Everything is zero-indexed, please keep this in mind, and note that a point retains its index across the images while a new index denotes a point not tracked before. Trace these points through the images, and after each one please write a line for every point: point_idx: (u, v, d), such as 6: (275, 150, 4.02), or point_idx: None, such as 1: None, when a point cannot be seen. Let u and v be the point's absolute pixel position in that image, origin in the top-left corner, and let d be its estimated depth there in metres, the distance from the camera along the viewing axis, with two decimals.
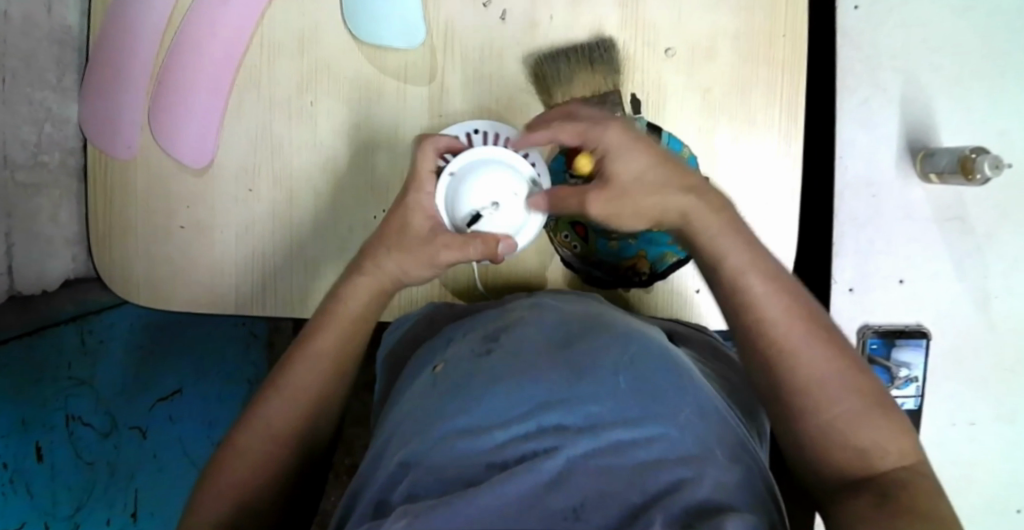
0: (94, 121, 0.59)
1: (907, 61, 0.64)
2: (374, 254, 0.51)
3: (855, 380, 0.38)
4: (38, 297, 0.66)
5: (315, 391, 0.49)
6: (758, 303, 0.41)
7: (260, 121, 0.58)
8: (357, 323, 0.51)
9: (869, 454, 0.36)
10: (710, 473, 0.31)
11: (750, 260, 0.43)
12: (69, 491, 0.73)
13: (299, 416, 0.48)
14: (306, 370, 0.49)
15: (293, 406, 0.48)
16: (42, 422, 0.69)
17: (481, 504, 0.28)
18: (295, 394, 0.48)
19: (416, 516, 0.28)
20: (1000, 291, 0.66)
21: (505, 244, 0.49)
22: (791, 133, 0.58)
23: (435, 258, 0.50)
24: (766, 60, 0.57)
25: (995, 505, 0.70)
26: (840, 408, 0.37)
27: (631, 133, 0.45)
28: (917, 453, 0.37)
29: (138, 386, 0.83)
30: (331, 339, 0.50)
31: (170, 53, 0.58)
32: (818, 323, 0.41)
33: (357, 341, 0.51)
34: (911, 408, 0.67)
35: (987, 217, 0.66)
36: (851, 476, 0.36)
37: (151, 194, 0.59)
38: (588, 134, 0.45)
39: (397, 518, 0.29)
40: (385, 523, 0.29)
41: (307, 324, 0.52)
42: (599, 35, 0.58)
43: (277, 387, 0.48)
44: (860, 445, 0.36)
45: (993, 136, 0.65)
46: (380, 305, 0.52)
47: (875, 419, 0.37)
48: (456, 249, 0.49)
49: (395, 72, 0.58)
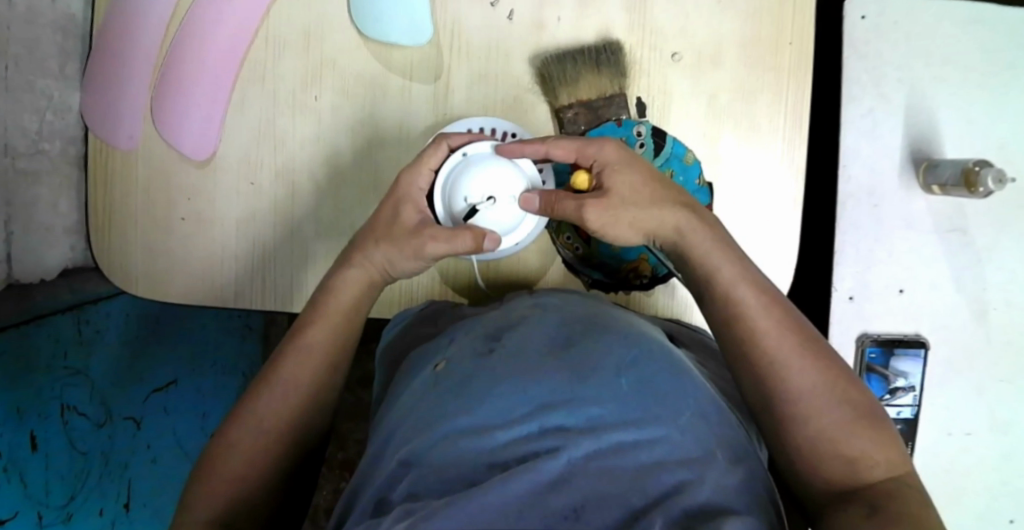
0: (96, 111, 0.58)
1: (912, 71, 0.64)
2: (365, 247, 0.51)
3: (839, 389, 0.39)
4: (35, 285, 0.66)
5: (307, 383, 0.48)
6: (749, 316, 0.42)
7: (263, 115, 0.58)
8: (349, 313, 0.51)
9: (858, 465, 0.37)
10: (712, 476, 0.32)
11: (747, 276, 0.44)
12: (61, 481, 0.71)
13: (290, 408, 0.47)
14: (297, 362, 0.49)
15: (286, 401, 0.47)
16: (37, 411, 0.68)
17: (484, 504, 0.28)
18: (288, 389, 0.48)
19: (419, 515, 0.28)
20: (998, 303, 0.67)
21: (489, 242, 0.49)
22: (795, 140, 0.58)
23: (421, 248, 0.49)
24: (773, 67, 0.57)
25: (986, 515, 0.70)
26: (827, 420, 0.38)
27: (623, 151, 0.48)
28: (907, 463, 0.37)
29: (131, 377, 0.82)
30: (324, 333, 0.50)
31: (174, 44, 0.57)
32: (804, 334, 0.41)
33: (349, 335, 0.51)
34: (909, 416, 0.67)
35: (987, 230, 0.66)
36: (840, 488, 0.37)
37: (151, 185, 0.58)
38: (585, 151, 0.48)
39: (399, 518, 0.29)
40: (386, 522, 0.30)
41: (299, 317, 0.51)
42: (606, 37, 0.58)
43: (269, 382, 0.48)
44: (848, 454, 0.37)
45: (995, 149, 0.65)
46: (367, 299, 0.52)
47: (863, 430, 0.37)
48: (442, 239, 0.48)
49: (400, 69, 0.58)
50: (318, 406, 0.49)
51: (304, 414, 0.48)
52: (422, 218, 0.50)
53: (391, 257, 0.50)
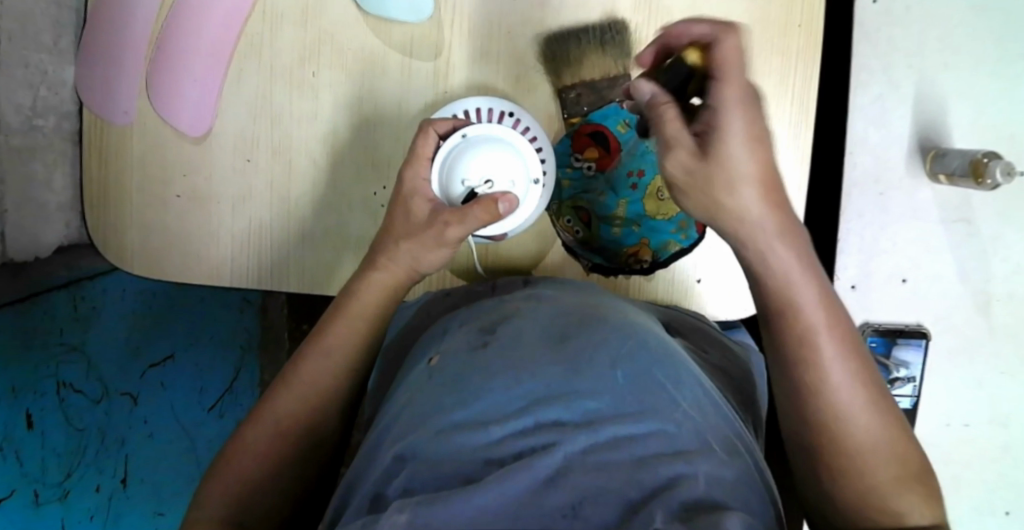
0: (91, 87, 0.57)
1: (922, 59, 0.63)
2: (385, 247, 0.52)
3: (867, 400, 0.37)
4: (31, 264, 0.66)
5: (328, 383, 0.48)
6: (781, 305, 0.39)
7: (260, 91, 0.57)
8: (373, 316, 0.51)
9: (868, 478, 0.36)
10: (708, 470, 0.31)
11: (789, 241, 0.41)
12: (58, 458, 0.72)
13: (309, 407, 0.47)
14: (319, 360, 0.49)
15: (304, 400, 0.47)
16: (33, 390, 0.68)
17: (479, 502, 0.28)
18: (307, 389, 0.48)
19: (415, 514, 0.28)
20: (1002, 295, 0.66)
21: (503, 204, 0.49)
22: (800, 127, 0.57)
23: (442, 237, 0.50)
24: (781, 50, 0.56)
25: (982, 506, 0.70)
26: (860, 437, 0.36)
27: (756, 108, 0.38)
28: (923, 486, 0.36)
29: (128, 354, 0.82)
30: (345, 332, 0.50)
31: (169, 17, 0.56)
32: (837, 322, 0.39)
33: (371, 338, 0.51)
34: (907, 407, 0.68)
35: (993, 221, 0.65)
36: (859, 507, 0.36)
37: (145, 161, 0.58)
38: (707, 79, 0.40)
39: (394, 513, 0.28)
40: (381, 518, 0.29)
41: (322, 318, 0.51)
42: (611, 16, 0.56)
43: (288, 381, 0.48)
44: (855, 461, 0.36)
45: (1007, 139, 0.64)
46: (393, 297, 0.52)
47: (886, 450, 0.36)
48: (457, 226, 0.49)
49: (400, 46, 0.57)
50: (339, 406, 0.49)
51: (322, 414, 0.48)
52: (431, 207, 0.51)
53: (411, 252, 0.51)
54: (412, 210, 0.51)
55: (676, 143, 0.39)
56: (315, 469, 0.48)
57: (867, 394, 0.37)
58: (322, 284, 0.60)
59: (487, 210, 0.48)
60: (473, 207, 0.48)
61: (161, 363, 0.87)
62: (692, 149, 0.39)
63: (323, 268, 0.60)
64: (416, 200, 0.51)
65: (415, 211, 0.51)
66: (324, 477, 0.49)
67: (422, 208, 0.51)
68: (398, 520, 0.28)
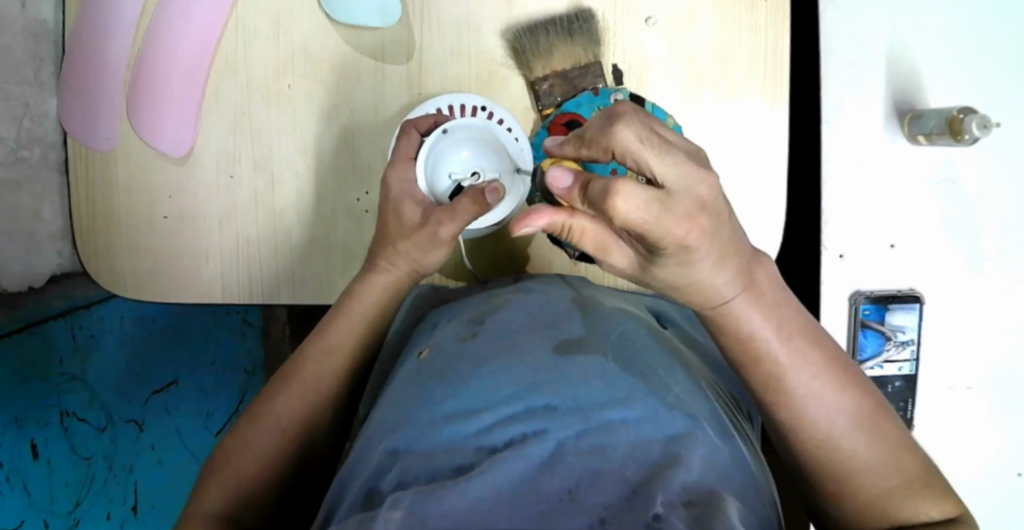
0: (72, 116, 0.58)
1: (891, 23, 0.63)
2: (382, 251, 0.52)
3: (836, 368, 0.37)
4: (24, 294, 0.67)
5: (325, 382, 0.49)
6: None
7: (239, 105, 0.58)
8: (372, 319, 0.51)
9: (846, 457, 0.36)
10: (700, 452, 0.31)
11: None
12: (66, 488, 0.73)
13: (308, 407, 0.48)
14: (318, 359, 0.49)
15: (302, 399, 0.48)
16: (35, 420, 0.69)
17: (473, 494, 0.27)
18: (304, 389, 0.48)
19: (411, 507, 0.27)
20: (994, 253, 0.66)
21: (492, 194, 0.45)
22: (775, 95, 0.57)
23: (435, 237, 0.49)
24: (748, 24, 0.57)
25: (997, 473, 0.69)
26: (841, 417, 0.36)
27: None
28: (908, 461, 0.36)
29: (131, 380, 0.83)
30: (346, 335, 0.50)
31: (145, 41, 0.57)
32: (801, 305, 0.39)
33: (371, 339, 0.51)
34: (909, 372, 0.67)
35: (977, 178, 0.65)
36: (843, 486, 0.36)
37: (131, 184, 0.58)
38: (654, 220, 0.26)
39: (389, 511, 0.27)
40: (377, 517, 0.28)
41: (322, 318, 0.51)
42: (578, 6, 0.57)
43: (287, 381, 0.48)
44: (832, 440, 0.36)
45: (984, 95, 0.64)
46: (391, 301, 0.52)
47: (870, 426, 0.36)
48: (451, 221, 0.48)
49: (372, 51, 0.57)
50: (337, 405, 0.49)
51: (321, 413, 0.48)
52: (420, 208, 0.51)
53: (409, 253, 0.51)
54: (403, 213, 0.51)
55: (605, 251, 0.31)
56: (313, 468, 0.48)
57: (838, 371, 0.37)
58: (311, 293, 0.61)
59: (473, 201, 0.46)
60: (460, 199, 0.46)
61: (165, 389, 0.87)
62: (626, 250, 0.31)
63: (318, 278, 0.60)
64: (405, 203, 0.51)
65: (405, 214, 0.51)
66: (321, 474, 0.50)
67: (412, 211, 0.51)
68: (392, 518, 0.27)
